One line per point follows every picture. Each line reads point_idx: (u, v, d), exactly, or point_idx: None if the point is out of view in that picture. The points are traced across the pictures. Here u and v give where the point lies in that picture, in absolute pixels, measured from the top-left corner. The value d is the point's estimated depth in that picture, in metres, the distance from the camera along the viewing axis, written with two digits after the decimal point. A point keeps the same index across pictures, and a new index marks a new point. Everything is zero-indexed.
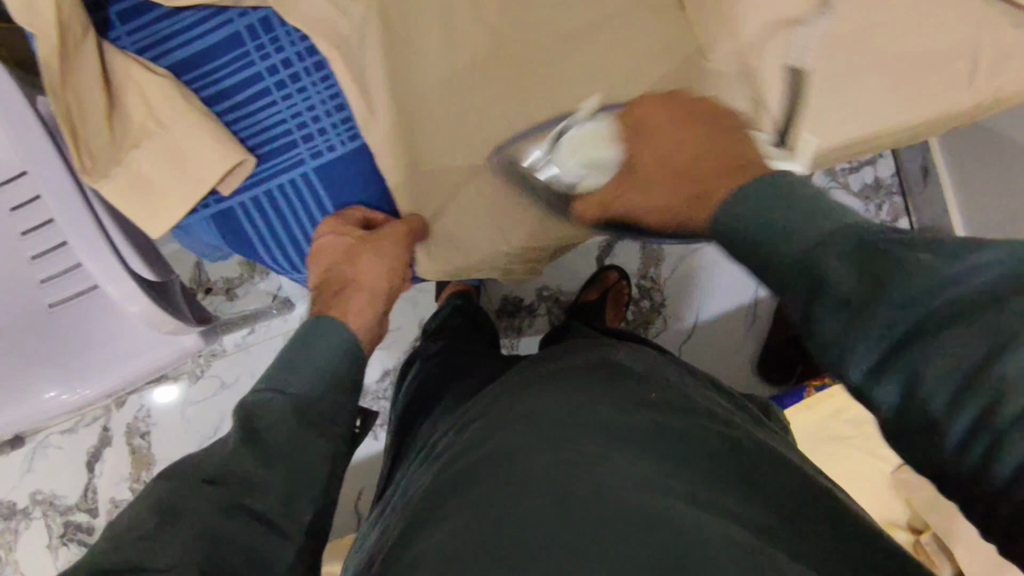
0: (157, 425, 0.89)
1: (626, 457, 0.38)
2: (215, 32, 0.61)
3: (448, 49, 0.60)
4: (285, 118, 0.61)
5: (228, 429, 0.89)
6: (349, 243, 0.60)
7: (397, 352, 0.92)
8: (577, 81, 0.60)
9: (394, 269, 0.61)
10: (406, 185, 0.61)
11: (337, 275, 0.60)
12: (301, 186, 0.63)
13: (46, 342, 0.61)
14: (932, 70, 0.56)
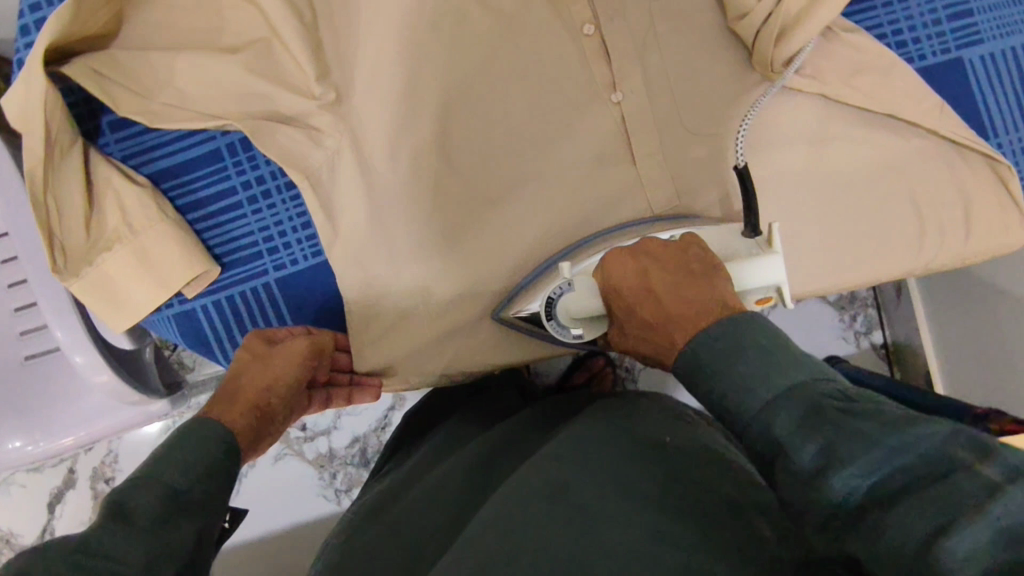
0: (121, 471, 1.11)
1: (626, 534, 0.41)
2: (196, 147, 0.66)
3: (413, 183, 0.66)
4: (252, 230, 0.67)
5: None
6: (242, 359, 0.62)
7: (366, 421, 1.11)
8: (530, 221, 0.68)
9: (276, 384, 0.60)
10: (360, 304, 0.68)
11: (223, 388, 0.60)
12: (261, 294, 0.67)
13: (20, 393, 0.85)
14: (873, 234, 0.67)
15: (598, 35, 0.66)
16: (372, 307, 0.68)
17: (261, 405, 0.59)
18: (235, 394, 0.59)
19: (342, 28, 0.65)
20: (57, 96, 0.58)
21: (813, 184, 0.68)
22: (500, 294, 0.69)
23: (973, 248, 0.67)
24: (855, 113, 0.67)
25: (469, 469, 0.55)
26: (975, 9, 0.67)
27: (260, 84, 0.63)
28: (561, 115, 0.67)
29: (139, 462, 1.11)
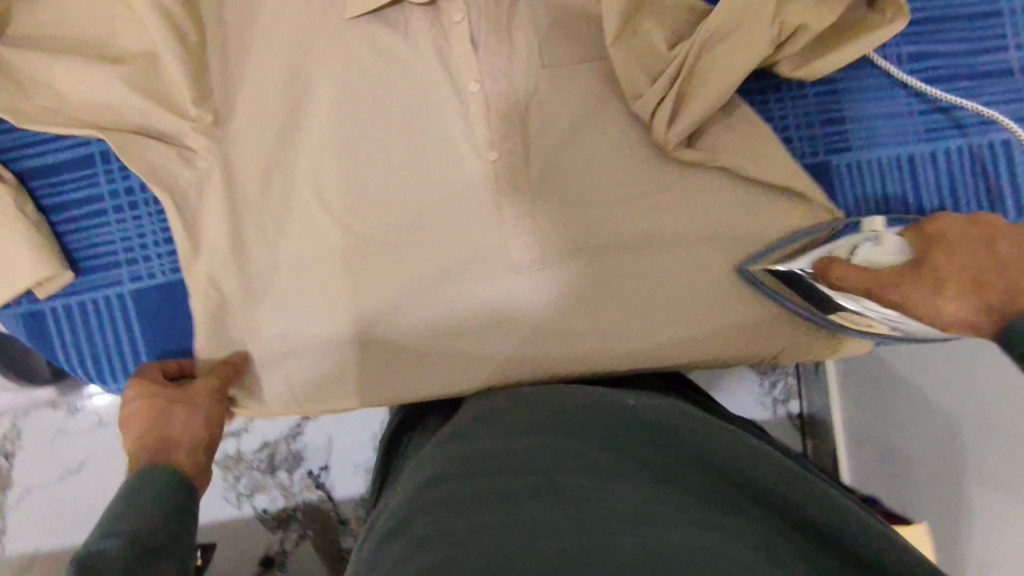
0: (24, 449, 1.10)
1: (626, 489, 0.37)
2: (68, 150, 0.67)
3: (280, 216, 0.68)
4: (115, 239, 0.67)
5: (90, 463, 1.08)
6: (161, 404, 0.62)
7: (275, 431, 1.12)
8: (393, 265, 0.69)
9: (213, 421, 0.64)
10: (211, 326, 0.68)
11: (157, 434, 0.60)
12: (114, 304, 0.68)
13: None
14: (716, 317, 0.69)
15: (482, 94, 0.67)
16: (226, 330, 0.69)
17: (206, 441, 0.62)
18: (171, 439, 0.60)
19: (227, 54, 0.66)
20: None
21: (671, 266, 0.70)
22: (356, 335, 0.70)
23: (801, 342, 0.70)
24: (721, 202, 0.69)
25: (434, 441, 0.49)
26: (848, 117, 0.69)
27: (134, 98, 0.63)
28: (438, 167, 0.69)
29: (43, 444, 1.10)
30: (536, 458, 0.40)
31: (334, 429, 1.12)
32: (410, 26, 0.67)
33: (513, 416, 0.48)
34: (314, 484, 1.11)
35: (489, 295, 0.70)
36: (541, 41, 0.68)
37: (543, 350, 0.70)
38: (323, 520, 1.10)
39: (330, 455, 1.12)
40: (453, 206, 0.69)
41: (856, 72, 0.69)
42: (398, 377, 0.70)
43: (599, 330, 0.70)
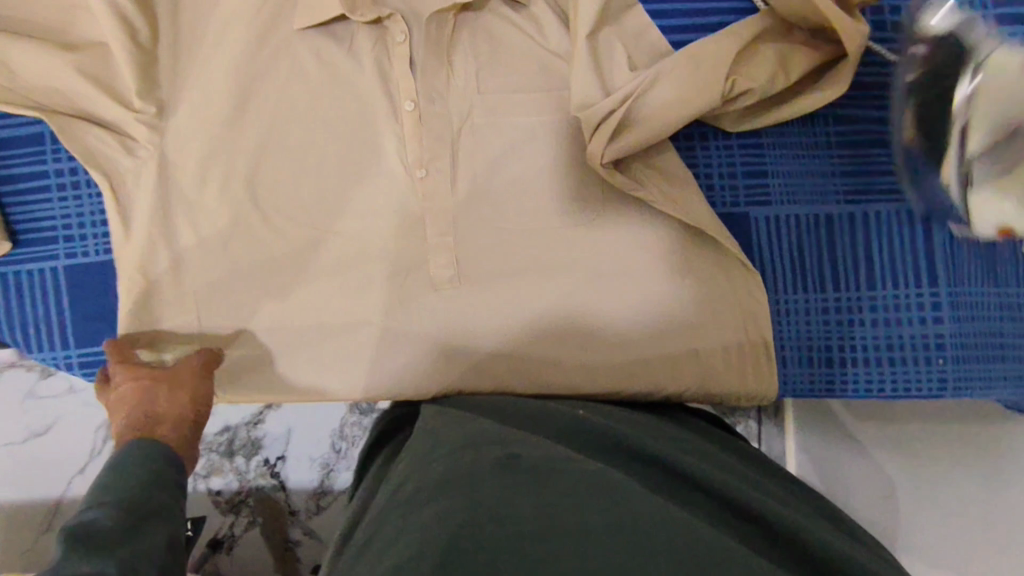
0: None
1: (545, 495, 0.43)
2: (20, 127, 0.70)
3: (214, 210, 0.71)
4: (54, 215, 0.71)
5: (57, 424, 1.26)
6: (144, 384, 0.66)
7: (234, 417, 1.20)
8: (319, 267, 0.72)
9: (197, 400, 0.68)
10: (135, 308, 0.70)
11: (139, 415, 0.64)
12: (47, 277, 0.71)
13: None
14: (622, 351, 0.71)
15: (416, 113, 0.69)
16: (146, 316, 0.71)
17: (190, 418, 0.66)
18: (157, 417, 0.64)
19: (178, 52, 0.70)
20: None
21: (584, 298, 0.71)
22: (275, 331, 0.72)
23: (710, 384, 0.71)
24: (638, 240, 0.71)
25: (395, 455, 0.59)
26: (771, 172, 0.71)
27: (84, 86, 0.67)
28: (369, 179, 0.71)
29: (14, 401, 1.27)
30: (477, 470, 0.47)
31: (293, 422, 1.21)
32: (354, 43, 0.70)
33: (447, 447, 0.54)
34: (269, 472, 1.20)
35: (406, 308, 0.72)
36: (479, 68, 0.70)
37: (454, 366, 0.72)
38: (272, 508, 1.20)
39: (287, 447, 1.21)
40: (382, 216, 0.71)
41: (782, 129, 0.71)
42: (312, 375, 0.73)
43: (509, 351, 0.72)
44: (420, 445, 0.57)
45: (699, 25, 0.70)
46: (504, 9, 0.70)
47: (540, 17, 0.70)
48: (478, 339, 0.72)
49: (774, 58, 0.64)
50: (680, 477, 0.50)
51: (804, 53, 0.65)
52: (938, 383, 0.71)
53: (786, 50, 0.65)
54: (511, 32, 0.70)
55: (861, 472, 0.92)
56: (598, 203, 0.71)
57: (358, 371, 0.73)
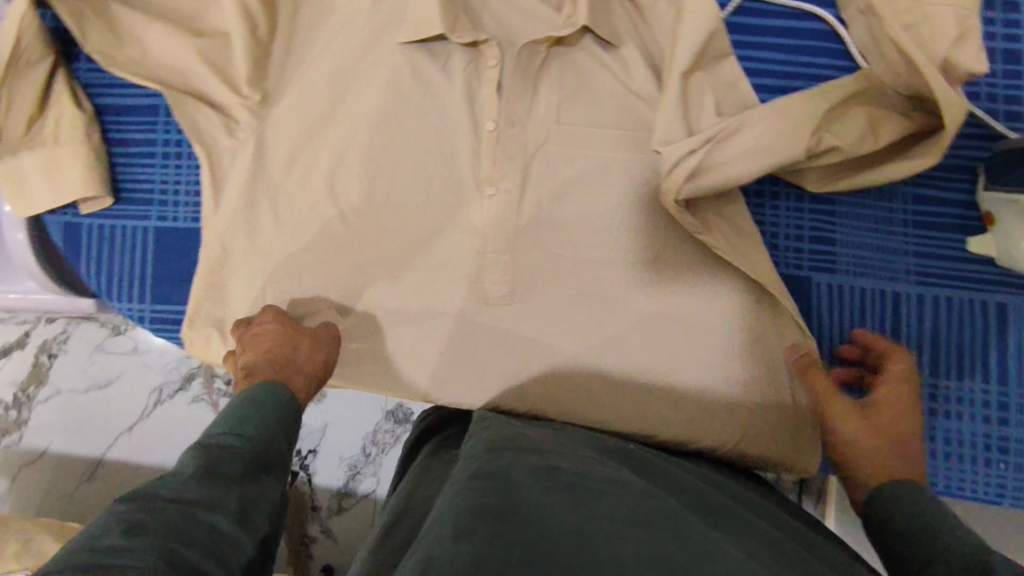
0: (66, 352, 1.37)
1: (588, 509, 0.45)
2: (141, 98, 0.77)
3: (296, 197, 0.75)
4: (155, 180, 0.77)
5: (115, 381, 1.34)
6: (290, 331, 0.70)
7: None
8: (384, 265, 0.75)
9: (329, 361, 0.71)
10: (208, 275, 0.74)
11: (278, 354, 0.68)
12: (137, 235, 0.76)
13: None
14: (664, 394, 0.71)
15: (495, 134, 0.72)
16: (212, 287, 0.75)
17: (318, 376, 0.70)
18: (293, 365, 0.68)
19: (291, 50, 0.76)
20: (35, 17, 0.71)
21: (628, 336, 0.72)
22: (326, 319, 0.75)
23: (751, 446, 0.70)
24: (692, 288, 0.71)
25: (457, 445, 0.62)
26: (840, 240, 0.70)
27: (203, 69, 0.74)
28: (439, 192, 0.74)
29: (82, 353, 1.36)
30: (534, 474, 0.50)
31: (330, 418, 1.25)
32: (449, 62, 0.74)
33: (511, 444, 0.57)
34: (300, 464, 1.24)
35: (453, 317, 0.74)
36: (562, 100, 0.73)
37: (488, 382, 0.74)
38: (296, 499, 1.23)
39: (319, 442, 1.24)
40: (451, 227, 0.74)
41: (857, 200, 0.70)
42: (353, 369, 0.76)
43: (544, 376, 0.73)
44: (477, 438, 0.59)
45: (785, 87, 0.70)
46: (596, 48, 0.73)
47: (629, 59, 0.72)
48: (523, 359, 0.73)
49: (863, 122, 0.64)
50: (730, 520, 0.50)
51: (895, 120, 0.64)
52: (994, 490, 0.67)
53: (877, 115, 0.65)
54: (598, 71, 0.72)
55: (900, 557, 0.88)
56: (658, 245, 0.71)
57: (398, 370, 0.75)
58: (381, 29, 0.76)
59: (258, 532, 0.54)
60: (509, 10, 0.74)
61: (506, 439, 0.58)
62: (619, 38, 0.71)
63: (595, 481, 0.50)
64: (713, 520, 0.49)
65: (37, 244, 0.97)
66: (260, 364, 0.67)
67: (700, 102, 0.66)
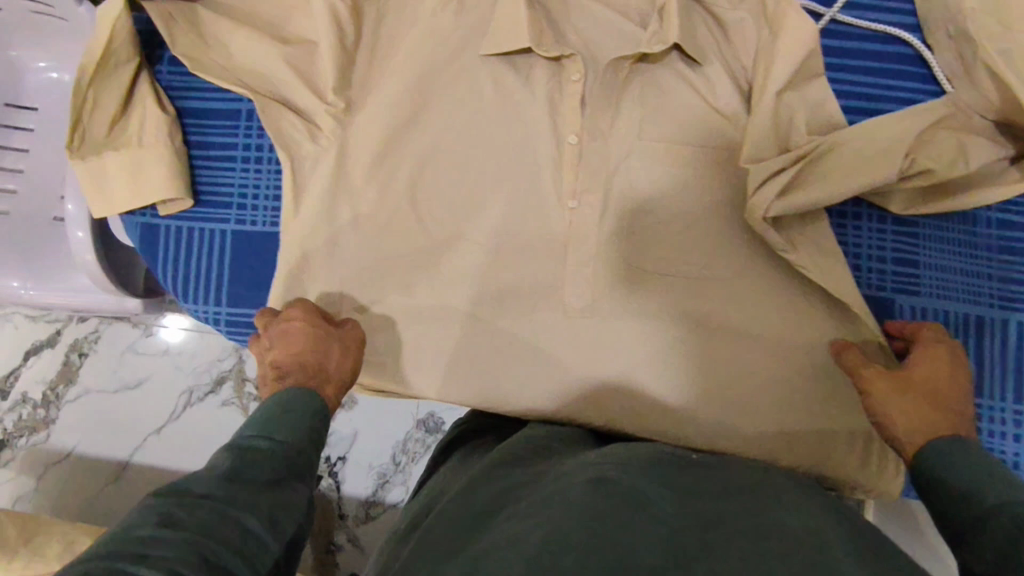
0: (97, 352, 1.36)
1: (614, 530, 0.45)
2: (222, 101, 0.78)
3: (376, 206, 0.76)
4: (234, 184, 0.77)
5: (147, 383, 1.33)
6: (321, 334, 0.69)
7: None
8: (460, 276, 0.76)
9: (355, 368, 0.71)
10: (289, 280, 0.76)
11: (313, 359, 0.67)
12: (216, 238, 0.77)
13: (35, 238, 1.12)
14: (741, 412, 0.72)
15: (577, 147, 0.72)
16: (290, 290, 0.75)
17: (344, 385, 0.69)
18: (325, 373, 0.67)
19: (374, 58, 0.76)
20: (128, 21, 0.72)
21: (703, 351, 0.73)
22: (402, 326, 0.77)
23: (822, 463, 0.71)
24: (767, 305, 0.72)
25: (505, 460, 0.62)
26: (923, 263, 0.70)
27: (288, 75, 0.74)
28: (517, 204, 0.75)
29: (114, 353, 1.35)
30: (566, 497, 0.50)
31: (361, 426, 1.25)
32: (532, 75, 0.75)
33: (541, 474, 0.57)
34: (328, 471, 1.25)
35: (528, 327, 0.75)
36: (644, 114, 0.73)
37: (562, 392, 0.75)
38: (324, 508, 1.23)
39: (349, 450, 1.25)
40: (528, 240, 0.75)
41: (941, 222, 0.70)
42: (428, 376, 0.77)
43: (618, 387, 0.74)
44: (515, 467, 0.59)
45: (864, 109, 0.70)
46: (681, 65, 0.73)
47: (714, 77, 0.72)
48: (598, 372, 0.74)
49: (954, 146, 0.65)
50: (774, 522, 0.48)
51: (986, 147, 0.65)
52: None
53: (966, 140, 0.65)
54: (682, 86, 0.73)
55: None
56: (735, 261, 0.72)
57: (472, 379, 0.76)
58: (464, 40, 0.76)
59: (284, 536, 0.50)
60: (593, 25, 0.74)
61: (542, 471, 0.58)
62: (706, 55, 0.72)
63: (628, 492, 0.49)
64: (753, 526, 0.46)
65: (97, 244, 1.00)
66: (295, 367, 0.65)
67: (790, 121, 0.66)
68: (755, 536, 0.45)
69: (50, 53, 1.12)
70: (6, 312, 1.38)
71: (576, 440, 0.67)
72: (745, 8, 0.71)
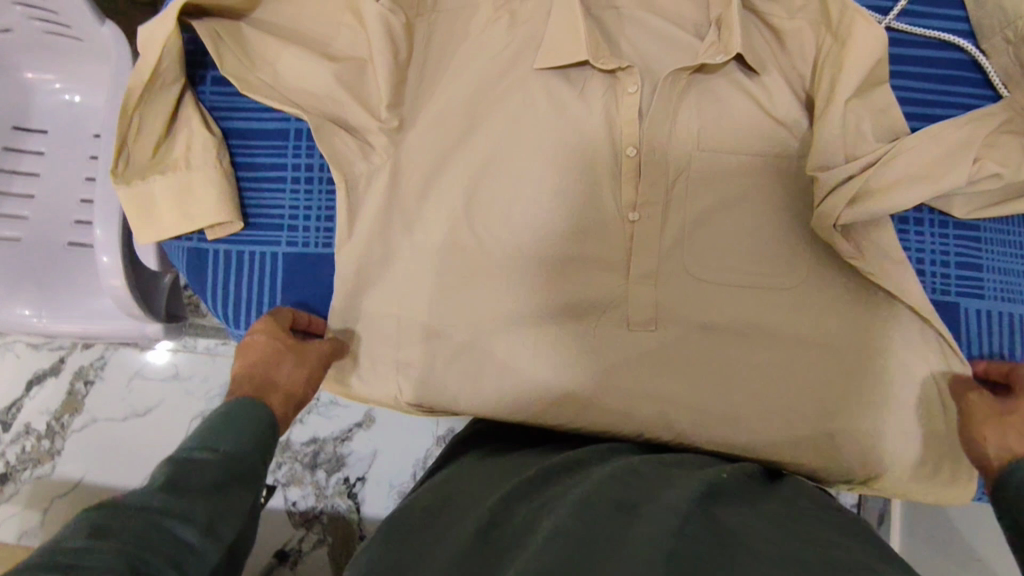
0: (104, 379, 1.30)
1: (611, 532, 0.47)
2: (270, 122, 0.78)
3: (431, 223, 0.74)
4: (285, 205, 0.77)
5: (158, 409, 1.28)
6: (276, 347, 0.69)
7: (331, 426, 1.27)
8: (519, 291, 0.73)
9: (312, 379, 0.70)
10: (343, 302, 0.75)
11: (262, 371, 0.67)
12: (267, 260, 0.77)
13: (51, 265, 1.07)
14: (812, 422, 0.71)
15: (636, 159, 0.71)
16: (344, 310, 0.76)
17: (298, 399, 0.69)
18: (274, 385, 0.67)
19: (426, 75, 0.76)
20: (177, 42, 0.71)
21: (772, 362, 0.71)
22: (461, 348, 0.74)
23: (891, 471, 0.71)
24: (836, 313, 0.71)
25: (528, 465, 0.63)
26: (986, 266, 0.71)
27: (340, 93, 0.73)
28: (576, 217, 0.73)
29: (122, 379, 1.30)
30: (580, 497, 0.51)
31: (380, 445, 1.26)
32: (586, 86, 0.74)
33: (565, 479, 0.58)
34: (347, 492, 1.24)
35: (590, 345, 0.73)
36: (702, 124, 0.73)
37: (630, 413, 0.72)
38: (344, 530, 1.22)
39: (368, 469, 1.25)
40: (589, 253, 0.73)
41: (1002, 227, 0.71)
42: (487, 399, 0.74)
43: (688, 406, 0.71)
44: (540, 466, 0.60)
45: (928, 115, 0.72)
46: (738, 74, 0.73)
47: (772, 86, 0.72)
48: (665, 386, 0.72)
49: (1020, 150, 0.65)
50: (769, 537, 0.48)
51: None
52: None
53: None
54: (740, 96, 0.73)
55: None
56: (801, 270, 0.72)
57: (536, 402, 0.73)
58: (517, 54, 0.75)
59: (224, 544, 0.50)
60: (647, 37, 0.74)
61: (570, 475, 0.59)
62: (763, 66, 0.72)
63: (638, 505, 0.50)
64: (745, 540, 0.47)
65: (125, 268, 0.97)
66: (242, 377, 0.66)
67: (856, 129, 0.66)
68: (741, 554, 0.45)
69: (65, 73, 1.10)
70: (6, 340, 1.33)
71: (610, 450, 0.67)
72: (803, 17, 0.71)
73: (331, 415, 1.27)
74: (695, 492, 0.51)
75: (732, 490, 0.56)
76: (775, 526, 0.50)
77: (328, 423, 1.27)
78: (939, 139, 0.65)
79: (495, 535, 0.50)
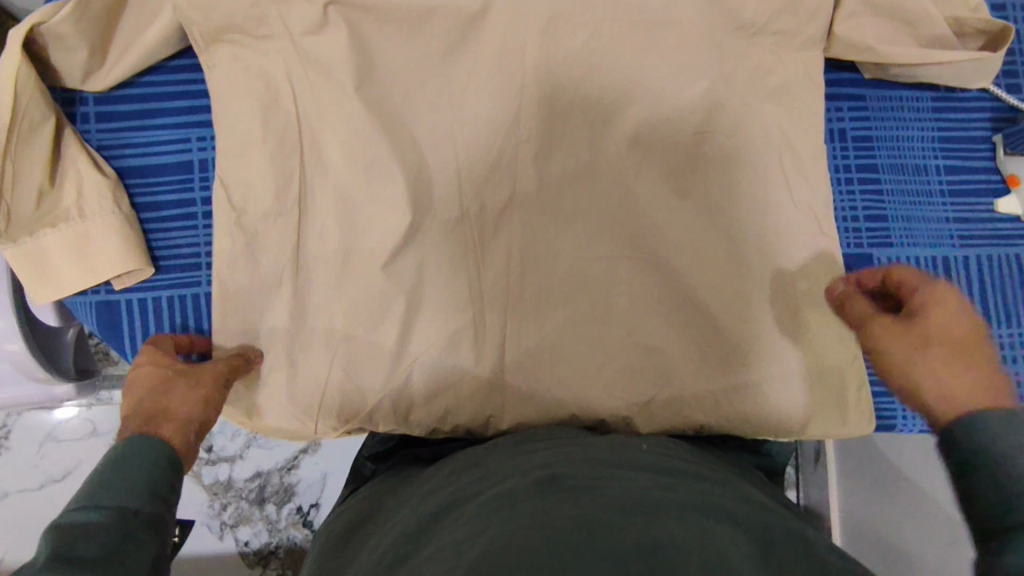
0: (11, 450, 1.18)
1: (547, 504, 0.46)
2: (171, 156, 0.76)
3: (354, 232, 0.70)
4: (198, 243, 0.75)
5: (79, 471, 1.17)
6: None
7: (272, 459, 1.21)
8: (456, 290, 0.70)
9: None
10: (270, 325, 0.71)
11: None
12: (185, 302, 0.75)
13: None
14: (767, 373, 0.70)
15: (535, 175, 0.70)
16: (259, 302, 0.71)
17: None
18: None
19: (308, 72, 0.70)
20: (29, 71, 0.67)
21: (718, 271, 0.70)
22: (394, 357, 0.70)
23: (847, 419, 0.72)
24: (755, 240, 0.70)
25: (472, 456, 0.62)
26: (891, 216, 0.79)
27: (234, 107, 0.70)
28: (505, 182, 0.70)
29: (32, 447, 1.19)
30: (530, 484, 0.50)
31: (329, 468, 1.21)
32: (478, 61, 0.70)
33: (503, 462, 0.57)
34: (301, 522, 1.19)
35: (538, 274, 0.70)
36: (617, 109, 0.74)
37: (575, 357, 0.70)
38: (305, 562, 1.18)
39: (320, 494, 1.20)
40: (530, 239, 0.70)
41: (896, 159, 0.80)
42: (444, 393, 0.70)
43: (642, 321, 0.71)
44: (480, 463, 0.59)
45: (858, 114, 0.80)
46: None
47: None
48: (617, 367, 0.70)
49: None
50: (711, 499, 0.48)
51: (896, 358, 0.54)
52: None
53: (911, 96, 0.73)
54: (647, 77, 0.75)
55: (878, 524, 1.05)
56: (736, 186, 0.71)
57: (493, 398, 0.70)
58: None
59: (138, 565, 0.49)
60: None
61: (510, 459, 0.57)
62: None
63: (588, 478, 0.50)
64: (696, 507, 0.46)
65: (24, 329, 0.88)
66: None
67: (750, 104, 0.71)
68: (687, 514, 0.45)
69: None
70: None
71: (564, 432, 0.65)
72: None
73: (273, 448, 1.21)
74: (641, 473, 0.51)
75: (671, 461, 0.56)
76: (713, 490, 0.50)
77: (272, 454, 1.21)
78: (807, 104, 0.73)
79: (432, 531, 0.49)
